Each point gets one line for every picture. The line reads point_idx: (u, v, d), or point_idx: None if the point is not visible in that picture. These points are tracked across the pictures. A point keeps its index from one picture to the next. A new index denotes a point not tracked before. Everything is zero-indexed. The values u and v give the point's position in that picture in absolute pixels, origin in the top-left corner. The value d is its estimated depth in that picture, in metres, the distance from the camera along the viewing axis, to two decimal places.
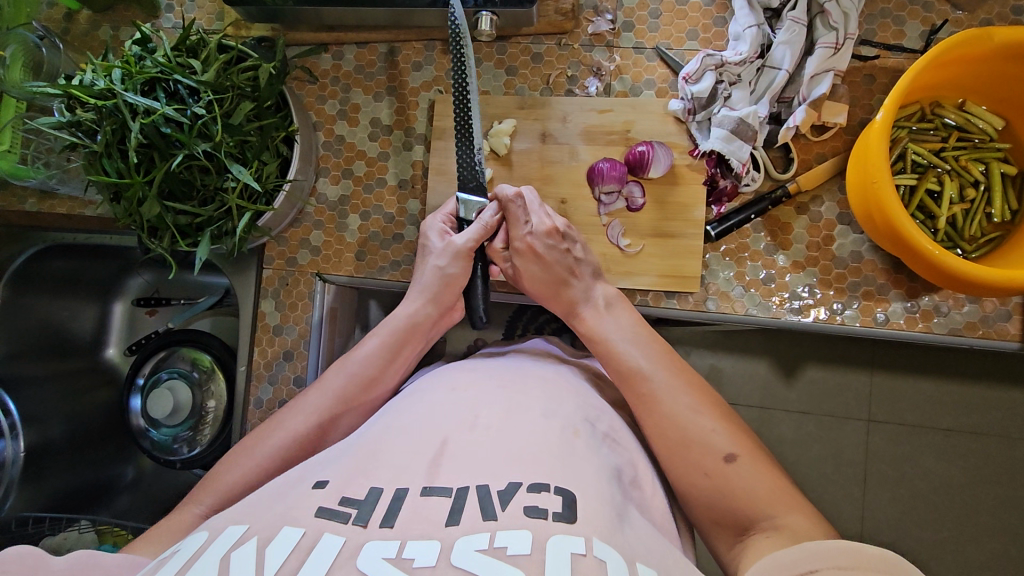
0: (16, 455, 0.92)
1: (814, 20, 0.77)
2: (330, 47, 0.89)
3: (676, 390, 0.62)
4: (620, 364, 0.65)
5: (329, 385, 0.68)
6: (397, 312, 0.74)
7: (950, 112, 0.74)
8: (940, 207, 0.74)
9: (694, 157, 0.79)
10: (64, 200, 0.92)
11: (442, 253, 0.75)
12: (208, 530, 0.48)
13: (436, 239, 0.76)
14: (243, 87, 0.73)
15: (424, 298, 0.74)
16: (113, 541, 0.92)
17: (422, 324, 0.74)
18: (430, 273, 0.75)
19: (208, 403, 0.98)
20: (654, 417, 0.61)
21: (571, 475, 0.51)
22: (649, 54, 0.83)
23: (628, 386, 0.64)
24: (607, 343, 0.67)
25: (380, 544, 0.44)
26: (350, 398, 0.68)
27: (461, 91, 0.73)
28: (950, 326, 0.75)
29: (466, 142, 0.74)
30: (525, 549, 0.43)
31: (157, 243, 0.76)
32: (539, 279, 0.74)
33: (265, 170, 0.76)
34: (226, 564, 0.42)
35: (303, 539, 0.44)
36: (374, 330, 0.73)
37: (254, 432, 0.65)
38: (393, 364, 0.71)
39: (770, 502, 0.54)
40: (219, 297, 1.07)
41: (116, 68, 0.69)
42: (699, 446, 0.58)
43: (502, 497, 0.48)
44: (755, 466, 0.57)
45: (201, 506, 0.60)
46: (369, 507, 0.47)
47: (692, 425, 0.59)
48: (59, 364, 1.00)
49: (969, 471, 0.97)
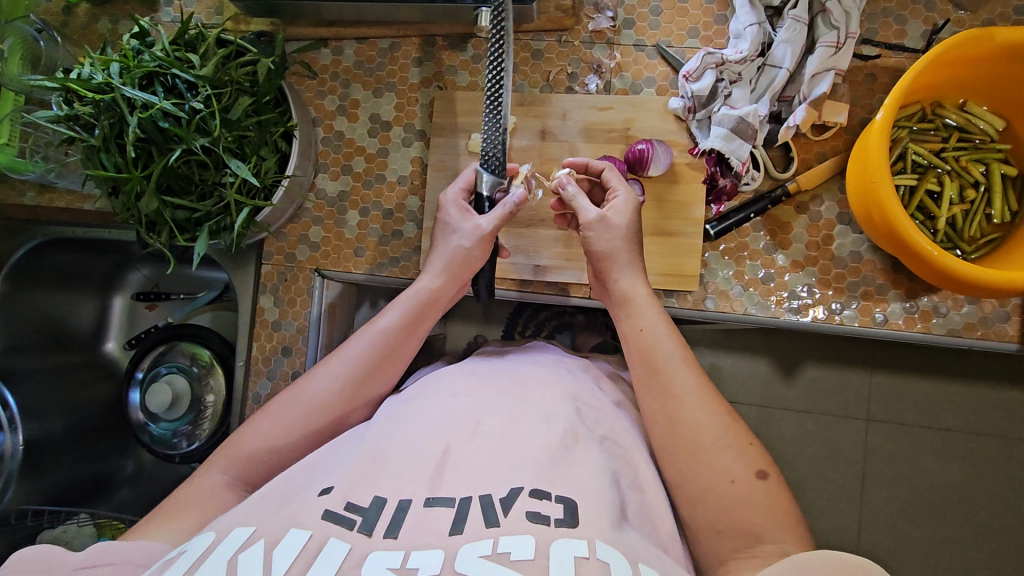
0: (15, 448, 0.91)
1: (815, 18, 0.76)
2: (330, 42, 0.89)
3: (709, 394, 0.62)
4: (661, 351, 0.64)
5: (353, 351, 0.67)
6: (417, 284, 0.72)
7: (951, 112, 0.74)
8: (939, 207, 0.74)
9: (694, 156, 0.79)
10: (63, 194, 0.91)
11: (466, 232, 0.73)
12: (215, 531, 0.48)
13: (458, 218, 0.74)
14: (243, 81, 0.73)
15: (445, 276, 0.72)
16: (111, 534, 0.94)
17: (442, 298, 0.72)
18: (452, 249, 0.73)
19: (207, 398, 0.97)
20: (675, 421, 0.61)
21: (572, 481, 0.51)
22: (650, 51, 0.82)
23: (663, 379, 0.63)
24: (653, 325, 0.66)
25: (384, 555, 0.44)
26: (375, 368, 0.67)
27: (497, 69, 0.74)
28: (949, 327, 0.75)
29: (496, 115, 0.75)
30: (529, 554, 0.43)
31: (155, 238, 0.75)
32: (620, 237, 0.70)
33: (264, 165, 0.75)
34: (235, 566, 0.43)
35: (309, 542, 0.45)
36: (394, 300, 0.71)
37: (280, 393, 0.65)
38: (412, 336, 0.69)
39: (783, 527, 0.55)
40: (220, 291, 1.07)
41: (114, 62, 0.69)
42: (730, 453, 0.58)
43: (505, 503, 0.48)
44: (780, 488, 0.57)
45: (224, 473, 0.60)
46: (374, 514, 0.48)
47: (719, 429, 0.59)
48: (58, 357, 1.00)
49: (968, 471, 0.97)
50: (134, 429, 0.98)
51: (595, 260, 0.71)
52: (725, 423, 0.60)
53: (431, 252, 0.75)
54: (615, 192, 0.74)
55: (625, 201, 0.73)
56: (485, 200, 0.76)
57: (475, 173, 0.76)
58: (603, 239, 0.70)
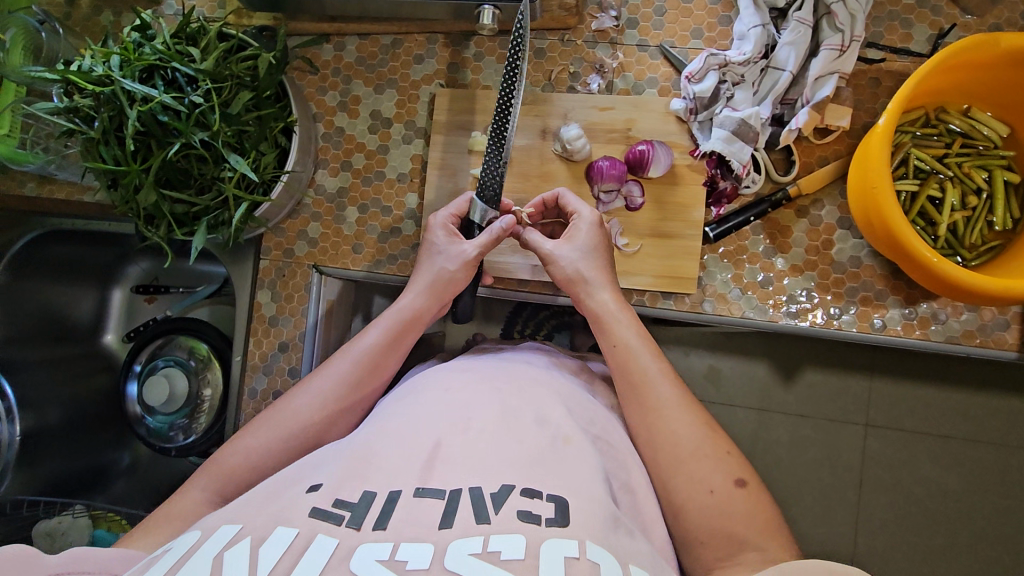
0: (12, 438, 0.92)
1: (820, 21, 0.76)
2: (332, 38, 0.88)
3: (688, 405, 0.62)
4: (636, 365, 0.64)
5: (336, 369, 0.67)
6: (400, 302, 0.72)
7: (955, 118, 0.73)
8: (941, 213, 0.73)
9: (695, 157, 0.79)
10: (63, 185, 0.92)
11: (451, 255, 0.73)
12: (201, 530, 0.48)
13: (443, 241, 0.74)
14: (243, 76, 0.73)
15: (428, 295, 0.72)
16: (106, 526, 0.93)
17: (423, 317, 0.72)
18: (436, 270, 0.73)
19: (204, 392, 0.98)
20: (658, 429, 0.61)
21: (561, 481, 0.51)
22: (653, 51, 0.82)
23: (643, 389, 0.63)
24: (625, 340, 0.66)
25: (374, 547, 0.44)
26: (356, 384, 0.67)
27: (512, 73, 0.71)
28: (947, 335, 0.75)
29: (497, 148, 0.73)
30: (519, 554, 0.43)
31: (154, 231, 0.75)
32: (587, 256, 0.71)
33: (263, 160, 0.75)
34: (220, 562, 0.43)
35: (296, 539, 0.45)
36: (376, 319, 0.71)
37: (261, 413, 0.65)
38: (394, 352, 0.69)
39: (764, 535, 0.55)
40: (219, 286, 1.07)
41: (115, 55, 0.69)
42: (709, 460, 0.59)
43: (496, 500, 0.48)
44: (759, 495, 0.58)
45: (204, 490, 0.59)
46: (362, 510, 0.47)
47: (698, 438, 0.60)
48: (55, 349, 1.00)
49: (965, 478, 0.96)
50: (131, 422, 0.98)
51: (566, 288, 0.72)
52: (704, 431, 0.61)
53: (416, 272, 0.75)
54: (576, 215, 0.74)
55: (588, 238, 0.72)
56: (476, 227, 0.76)
57: (468, 202, 0.77)
58: (572, 264, 0.71)
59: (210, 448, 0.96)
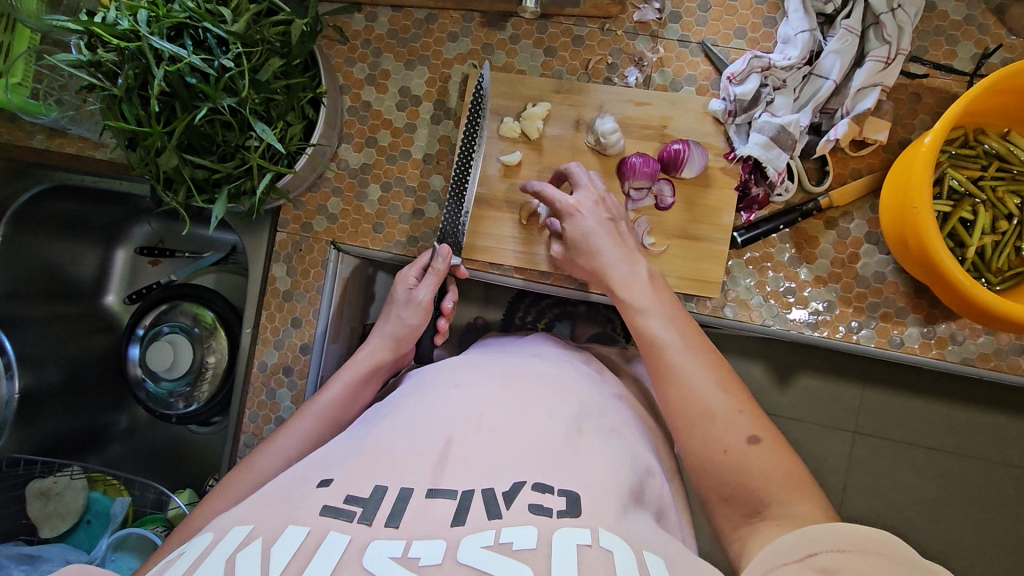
0: (10, 396, 0.91)
1: (868, 30, 0.74)
2: (365, 7, 0.86)
3: (707, 366, 0.62)
4: (650, 335, 0.65)
5: (298, 427, 0.67)
6: (359, 355, 0.74)
7: (992, 140, 0.73)
8: (971, 235, 0.73)
9: (729, 161, 0.78)
10: (74, 140, 0.87)
11: (405, 304, 0.76)
12: (213, 532, 0.47)
13: (401, 288, 0.78)
14: (274, 41, 0.70)
15: (393, 346, 0.75)
16: (104, 489, 0.91)
17: (384, 366, 0.74)
18: (395, 319, 0.76)
19: (207, 359, 0.97)
20: (678, 390, 0.61)
21: (573, 475, 0.50)
22: (694, 48, 0.80)
23: (658, 353, 0.64)
24: (637, 311, 0.67)
25: (387, 543, 0.44)
26: (315, 438, 0.66)
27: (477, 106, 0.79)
28: (963, 355, 0.76)
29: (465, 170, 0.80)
30: (532, 544, 0.43)
31: (172, 196, 0.73)
32: (595, 233, 0.72)
33: (289, 130, 0.74)
34: (232, 564, 0.42)
35: (308, 537, 0.44)
36: (336, 373, 0.73)
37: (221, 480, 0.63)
38: (355, 405, 0.71)
39: (787, 489, 0.54)
40: (225, 254, 1.04)
41: (142, 9, 0.65)
42: (720, 422, 0.58)
43: (507, 496, 0.48)
44: (776, 449, 0.57)
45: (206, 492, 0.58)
46: (374, 507, 0.47)
47: (716, 400, 0.59)
48: (59, 305, 0.99)
49: (953, 491, 0.98)
50: (131, 384, 0.97)
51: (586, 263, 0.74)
52: (721, 392, 0.60)
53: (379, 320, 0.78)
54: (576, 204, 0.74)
55: (588, 224, 0.73)
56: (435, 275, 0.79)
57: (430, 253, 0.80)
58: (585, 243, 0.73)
59: (210, 416, 0.96)
